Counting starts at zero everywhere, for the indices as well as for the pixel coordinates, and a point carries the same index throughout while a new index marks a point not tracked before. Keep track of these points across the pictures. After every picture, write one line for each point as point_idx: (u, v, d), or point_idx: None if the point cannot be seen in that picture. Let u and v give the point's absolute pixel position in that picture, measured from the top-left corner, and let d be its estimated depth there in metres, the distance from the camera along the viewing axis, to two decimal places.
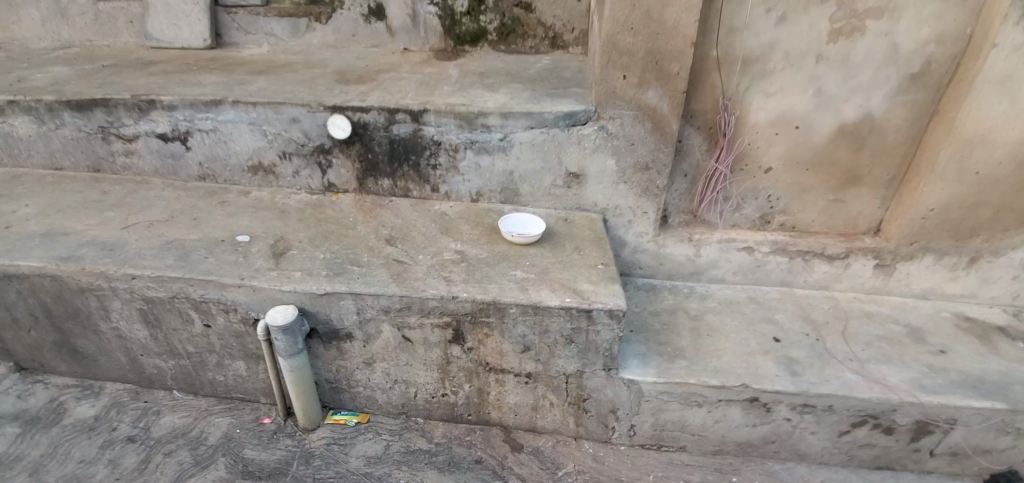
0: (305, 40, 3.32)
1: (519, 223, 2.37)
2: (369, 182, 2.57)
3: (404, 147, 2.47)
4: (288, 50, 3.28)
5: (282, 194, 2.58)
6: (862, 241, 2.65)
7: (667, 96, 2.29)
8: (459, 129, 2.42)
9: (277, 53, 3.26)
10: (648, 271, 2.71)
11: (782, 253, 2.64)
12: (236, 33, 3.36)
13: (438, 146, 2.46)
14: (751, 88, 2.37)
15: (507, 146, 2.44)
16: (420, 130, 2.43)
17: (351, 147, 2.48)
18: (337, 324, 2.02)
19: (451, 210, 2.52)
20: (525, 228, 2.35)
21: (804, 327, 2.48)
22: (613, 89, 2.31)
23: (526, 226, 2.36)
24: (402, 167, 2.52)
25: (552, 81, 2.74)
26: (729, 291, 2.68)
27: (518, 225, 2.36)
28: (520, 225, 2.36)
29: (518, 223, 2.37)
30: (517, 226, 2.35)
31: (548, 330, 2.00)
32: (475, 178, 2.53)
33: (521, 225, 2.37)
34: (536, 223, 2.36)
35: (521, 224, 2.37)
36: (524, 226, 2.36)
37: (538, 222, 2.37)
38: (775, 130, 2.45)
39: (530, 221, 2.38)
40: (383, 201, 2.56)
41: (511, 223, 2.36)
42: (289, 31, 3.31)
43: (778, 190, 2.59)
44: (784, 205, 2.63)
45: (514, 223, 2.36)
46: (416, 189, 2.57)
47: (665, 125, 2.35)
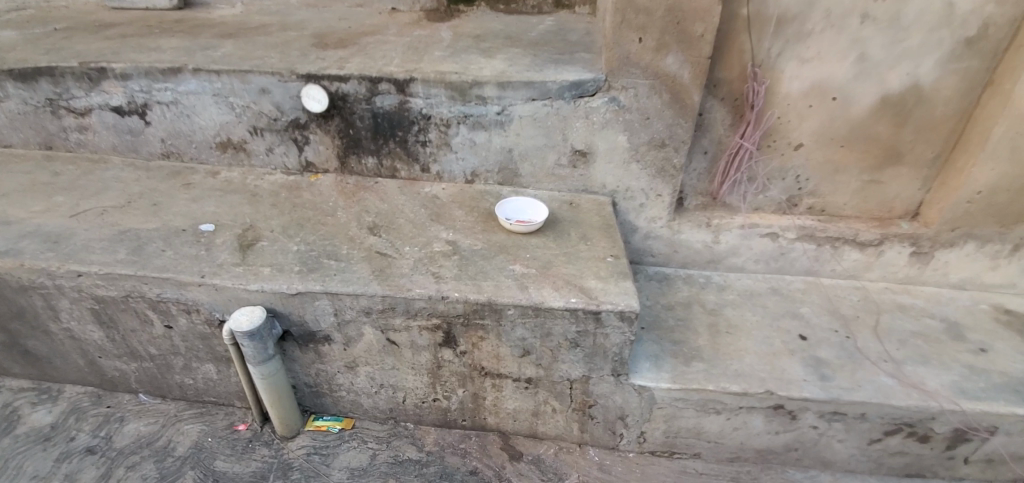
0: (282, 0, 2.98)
1: (517, 209, 2.11)
2: (351, 161, 2.30)
3: (389, 122, 2.19)
4: (264, 11, 2.96)
5: (254, 175, 2.31)
6: (898, 227, 2.38)
7: (688, 63, 1.99)
8: (451, 100, 2.13)
9: (251, 13, 2.93)
10: (661, 259, 2.46)
11: (810, 239, 2.38)
12: None
13: (427, 120, 2.18)
14: (784, 53, 2.06)
15: (505, 121, 2.16)
16: (407, 103, 2.14)
17: (329, 121, 2.20)
18: (313, 326, 1.79)
19: (443, 193, 2.26)
20: (525, 216, 2.09)
21: (832, 321, 2.25)
22: (627, 54, 2.01)
23: (526, 214, 2.10)
24: (388, 144, 2.24)
25: (556, 45, 2.43)
26: (749, 281, 2.44)
27: (516, 212, 2.10)
28: (518, 213, 2.10)
29: (517, 208, 2.12)
30: (515, 213, 2.10)
31: (551, 334, 1.76)
32: (469, 156, 2.25)
33: (520, 212, 2.11)
34: (538, 210, 2.11)
35: (520, 210, 2.12)
36: (524, 213, 2.11)
37: (541, 209, 2.11)
38: (808, 102, 2.16)
39: (532, 208, 2.12)
40: (367, 183, 2.29)
41: (508, 209, 2.10)
42: None
43: (807, 170, 2.32)
44: (814, 186, 2.36)
45: (511, 209, 2.11)
46: (404, 170, 2.30)
47: (685, 96, 2.06)
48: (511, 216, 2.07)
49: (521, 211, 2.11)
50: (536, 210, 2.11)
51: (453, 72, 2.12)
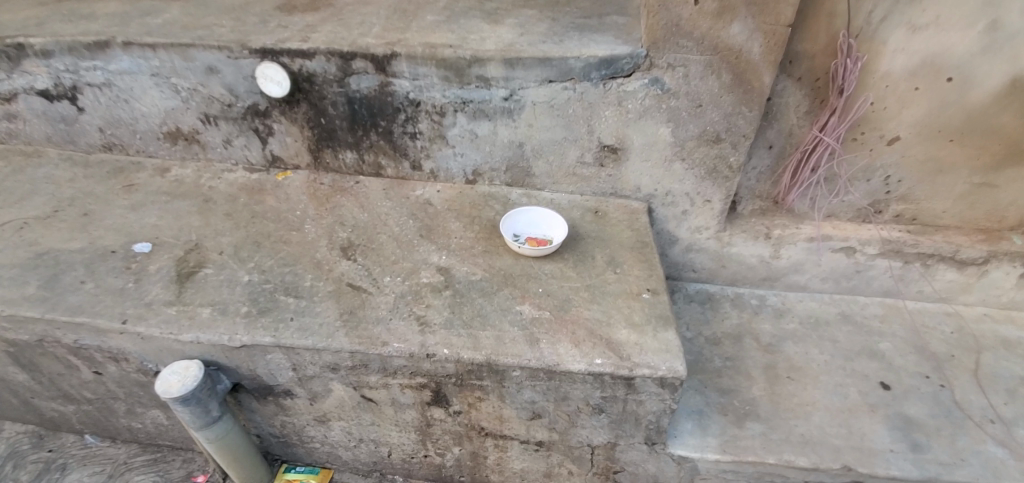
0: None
1: (531, 226, 1.69)
2: (326, 156, 1.87)
3: (369, 109, 1.75)
4: None
5: (211, 172, 1.91)
6: (1009, 242, 1.88)
7: (760, 33, 1.48)
8: (444, 82, 1.67)
9: None
10: (705, 275, 2.02)
11: (895, 255, 1.91)
12: None
13: (415, 107, 1.72)
14: (888, 19, 1.53)
15: (515, 108, 1.69)
16: (389, 86, 1.69)
17: (296, 107, 1.78)
18: (269, 381, 1.43)
19: (437, 197, 1.83)
20: (541, 236, 1.67)
21: (921, 363, 1.80)
22: (677, 21, 1.50)
23: (542, 232, 1.68)
24: (369, 135, 1.81)
25: (581, 5, 1.91)
26: (814, 304, 1.99)
27: (528, 230, 1.69)
28: (531, 231, 1.69)
29: (530, 221, 1.69)
30: (527, 232, 1.68)
31: (568, 398, 1.37)
32: (469, 152, 1.80)
33: (535, 229, 1.69)
34: (558, 228, 1.67)
35: (534, 225, 1.69)
36: (539, 231, 1.69)
37: (561, 227, 1.67)
38: (911, 84, 1.64)
39: (549, 224, 1.69)
40: (345, 184, 1.87)
41: (518, 226, 1.69)
42: None
43: (901, 170, 1.81)
44: (906, 189, 1.86)
45: (522, 224, 1.69)
46: (390, 166, 1.87)
47: (752, 78, 1.56)
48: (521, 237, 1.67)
49: (536, 228, 1.69)
50: (556, 228, 1.68)
51: (446, 45, 1.65)
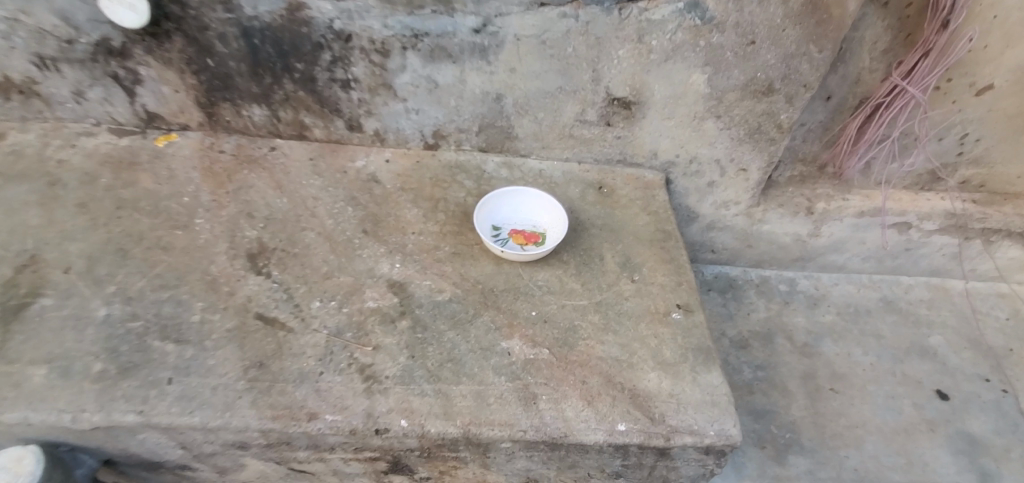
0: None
1: (518, 213, 1.25)
2: (223, 111, 1.32)
3: (275, 44, 1.19)
4: None
5: (63, 138, 1.32)
6: None
7: None
8: (384, 4, 1.12)
9: None
10: (726, 256, 1.63)
11: (955, 232, 1.56)
12: None
13: (344, 43, 1.17)
14: None
15: (488, 45, 1.17)
16: (301, 9, 1.13)
17: (167, 42, 1.21)
18: (151, 457, 1.01)
19: (385, 171, 1.33)
20: (532, 228, 1.23)
21: (978, 362, 1.52)
22: None
23: (533, 223, 1.24)
24: (280, 83, 1.26)
25: None
26: (852, 288, 1.66)
27: (514, 218, 1.25)
28: (519, 220, 1.24)
29: (518, 210, 1.25)
30: (512, 222, 1.24)
31: (576, 466, 1.00)
32: (427, 106, 1.29)
33: (524, 218, 1.25)
34: (556, 218, 1.24)
35: (523, 212, 1.25)
36: (530, 220, 1.25)
37: (559, 217, 1.23)
38: None
39: (543, 211, 1.25)
40: (254, 151, 1.34)
41: (500, 213, 1.24)
42: None
43: (983, 127, 1.41)
44: (983, 150, 1.47)
45: (507, 210, 1.25)
46: (317, 126, 1.34)
47: (831, 3, 1.08)
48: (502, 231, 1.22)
49: (525, 215, 1.25)
50: (552, 217, 1.24)
51: None
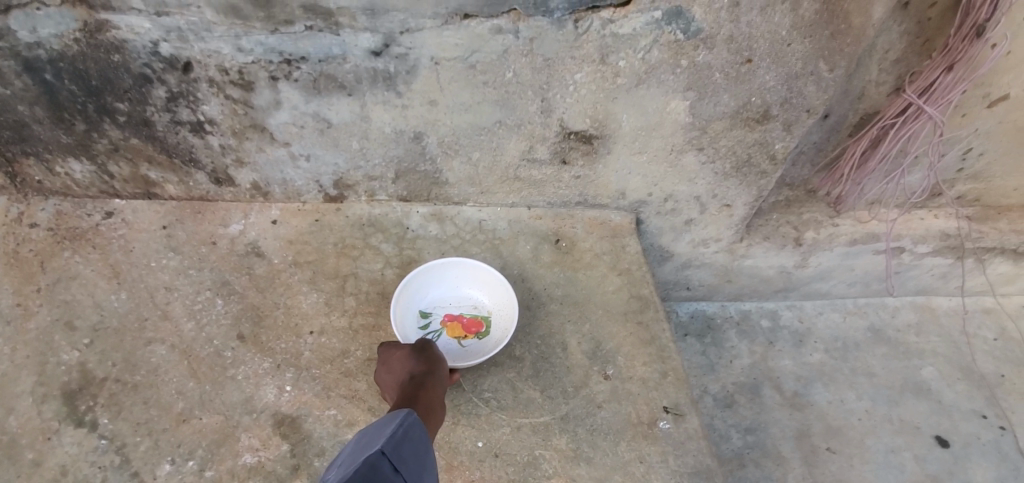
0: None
1: (455, 289, 0.98)
2: (27, 168, 0.94)
3: (77, 78, 0.81)
4: None
5: None
6: None
7: None
8: (231, 19, 0.76)
9: None
10: (702, 293, 1.41)
11: (950, 252, 1.40)
12: None
13: (181, 73, 0.81)
14: None
15: (396, 71, 0.83)
16: (104, 29, 0.76)
17: None
18: None
19: (271, 238, 0.99)
20: (475, 310, 0.97)
21: (974, 395, 1.39)
22: None
23: (475, 302, 0.97)
24: (100, 130, 0.88)
25: None
26: (838, 317, 1.48)
27: (451, 296, 0.98)
28: (457, 298, 0.98)
29: (459, 287, 0.98)
30: (449, 302, 0.97)
31: None
32: (321, 151, 0.94)
33: (464, 295, 0.98)
34: (504, 296, 0.96)
35: (462, 288, 0.98)
36: (472, 297, 0.98)
37: (508, 296, 0.95)
38: None
39: (487, 287, 0.97)
40: (79, 221, 0.97)
41: (433, 292, 0.97)
42: None
43: (989, 141, 1.24)
44: (983, 165, 1.31)
45: (443, 290, 0.98)
46: (167, 181, 0.97)
47: (851, 9, 0.82)
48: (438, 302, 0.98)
49: (465, 291, 0.98)
50: (499, 294, 0.97)
51: None
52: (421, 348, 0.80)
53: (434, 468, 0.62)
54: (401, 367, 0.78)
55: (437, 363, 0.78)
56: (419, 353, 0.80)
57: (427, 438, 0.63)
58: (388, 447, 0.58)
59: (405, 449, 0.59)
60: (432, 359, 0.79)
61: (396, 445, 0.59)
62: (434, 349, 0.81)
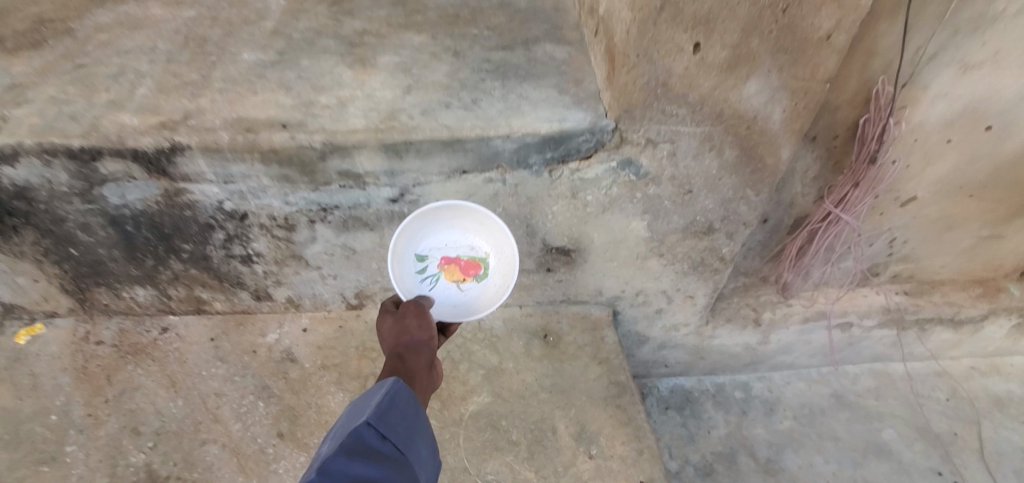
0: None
1: (450, 228, 1.00)
2: (98, 295, 1.13)
3: (154, 229, 1.01)
4: None
5: None
6: (1006, 296, 1.65)
7: (785, 91, 0.93)
8: (282, 184, 0.96)
9: None
10: (678, 368, 1.59)
11: (894, 324, 1.60)
12: None
13: (239, 221, 1.01)
14: (939, 56, 1.06)
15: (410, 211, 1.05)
16: (181, 194, 0.95)
17: (13, 236, 1.00)
18: None
19: (303, 345, 1.17)
20: (471, 250, 1.00)
21: (931, 454, 1.54)
22: (663, 78, 0.89)
23: (472, 243, 1.00)
24: (166, 264, 1.08)
25: (494, 18, 1.21)
26: (804, 386, 1.65)
27: (446, 237, 1.00)
28: (452, 240, 1.00)
29: (453, 229, 1.00)
30: (445, 242, 1.00)
31: None
32: (346, 271, 1.14)
33: (460, 235, 1.00)
34: (500, 239, 0.99)
35: (459, 228, 1.00)
36: (469, 237, 1.00)
37: (504, 240, 0.98)
38: (946, 136, 1.23)
39: (484, 230, 0.99)
40: (140, 337, 1.16)
41: (427, 233, 0.99)
42: None
43: (910, 231, 1.46)
44: (910, 249, 1.53)
45: (439, 232, 1.00)
46: (217, 299, 1.16)
47: (765, 153, 1.03)
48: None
49: (460, 231, 1.00)
50: (495, 236, 0.99)
51: (265, 118, 0.91)
52: (404, 317, 0.87)
53: (421, 425, 0.74)
54: (390, 336, 0.86)
55: (417, 331, 0.85)
56: (404, 322, 0.86)
57: (412, 403, 0.74)
58: (373, 417, 0.70)
59: (389, 417, 0.71)
60: (415, 328, 0.86)
61: (380, 415, 0.71)
62: (416, 315, 0.87)
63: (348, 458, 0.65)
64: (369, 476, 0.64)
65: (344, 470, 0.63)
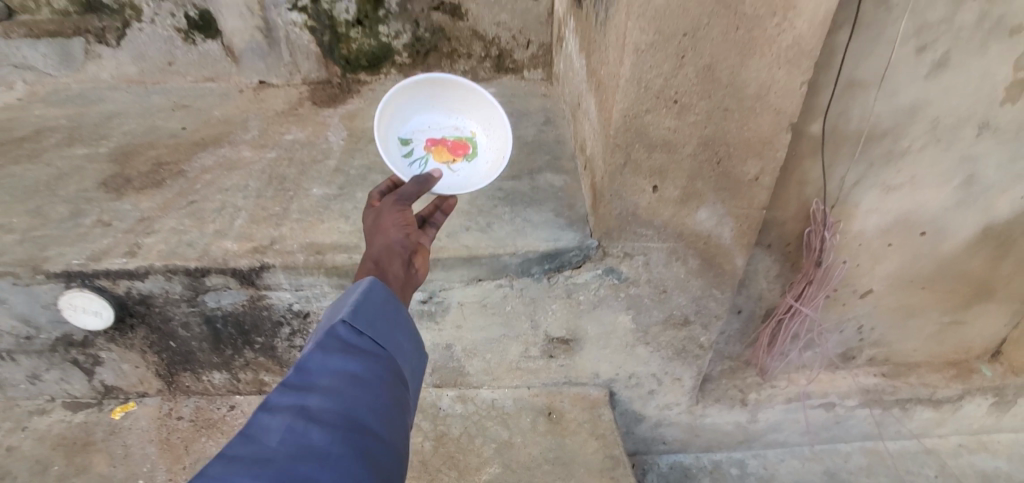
0: (88, 75, 1.84)
1: (435, 114, 1.27)
2: (183, 378, 1.39)
3: (237, 326, 1.28)
4: (54, 95, 1.81)
5: (30, 424, 1.39)
6: (979, 376, 1.80)
7: (730, 217, 1.19)
8: (338, 290, 1.23)
9: (31, 101, 1.79)
10: (676, 445, 1.75)
11: (875, 404, 1.75)
12: None
13: (302, 318, 1.28)
14: (862, 182, 1.32)
15: (436, 310, 1.31)
16: (262, 298, 1.23)
17: (129, 331, 1.28)
18: None
19: None
20: (456, 130, 1.27)
21: None
22: (633, 210, 1.17)
23: (455, 124, 1.27)
24: (240, 352, 1.34)
25: (506, 151, 1.52)
26: (797, 463, 1.79)
27: (433, 122, 1.27)
28: (438, 124, 1.27)
29: (437, 114, 1.27)
30: (433, 126, 1.26)
31: None
32: None
33: (444, 119, 1.27)
34: (477, 116, 1.27)
35: (443, 115, 1.27)
36: (450, 119, 1.28)
37: (481, 115, 1.27)
38: (887, 240, 1.46)
39: (463, 111, 1.28)
40: (212, 413, 1.40)
41: (417, 119, 1.25)
42: (53, 60, 1.82)
43: (874, 318, 1.65)
44: (879, 334, 1.70)
45: (426, 118, 1.26)
46: (276, 381, 1.40)
47: (723, 262, 1.27)
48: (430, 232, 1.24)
49: (444, 116, 1.27)
50: (473, 116, 1.28)
51: (330, 242, 1.20)
52: (381, 218, 0.95)
53: (398, 320, 0.80)
54: (372, 231, 0.95)
55: (393, 231, 0.93)
56: (382, 223, 0.94)
57: (385, 299, 0.80)
58: (348, 315, 0.75)
59: (363, 314, 0.76)
60: (390, 227, 0.94)
61: (354, 313, 0.76)
62: (393, 216, 0.95)
63: (324, 352, 0.71)
64: (346, 366, 0.70)
65: (322, 362, 0.69)
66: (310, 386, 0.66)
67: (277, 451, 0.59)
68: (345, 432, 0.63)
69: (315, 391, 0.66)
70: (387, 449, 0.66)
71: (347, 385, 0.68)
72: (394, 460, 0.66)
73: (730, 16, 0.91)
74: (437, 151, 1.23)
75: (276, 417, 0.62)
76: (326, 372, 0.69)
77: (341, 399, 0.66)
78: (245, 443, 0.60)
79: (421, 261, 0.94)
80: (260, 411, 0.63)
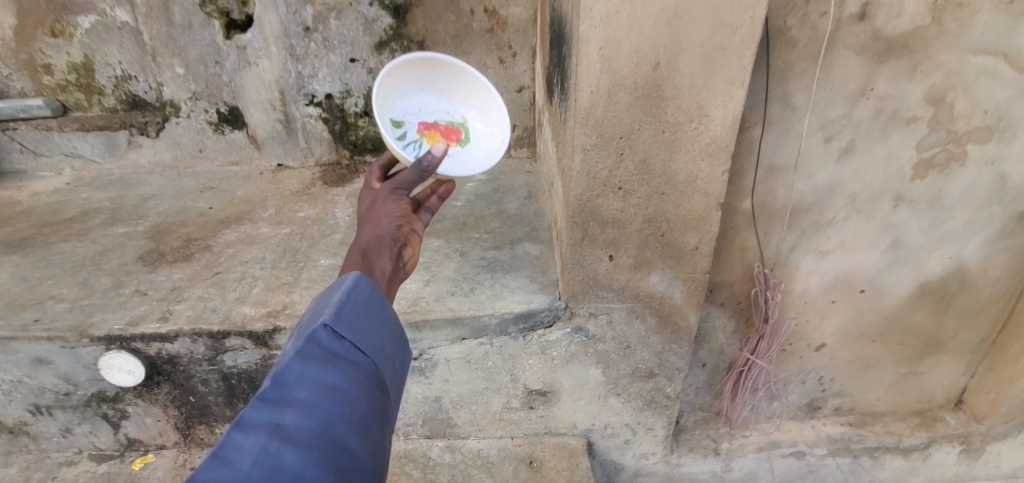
0: (129, 161, 2.11)
1: (427, 99, 1.41)
2: (198, 430, 1.55)
3: (249, 382, 1.45)
4: (99, 179, 2.08)
5: (58, 474, 1.54)
6: (943, 424, 1.90)
7: (679, 281, 1.37)
8: None
9: (79, 185, 2.05)
10: None
11: (844, 452, 1.85)
12: (20, 156, 2.11)
13: None
14: (797, 247, 1.52)
15: (426, 366, 1.48)
16: (273, 357, 1.41)
17: (155, 387, 1.45)
18: None
19: None
20: (448, 115, 1.42)
21: None
22: (593, 276, 1.36)
23: (446, 109, 1.43)
24: None
25: (491, 224, 1.74)
26: None
27: (426, 107, 1.41)
28: (430, 109, 1.41)
29: (427, 98, 1.41)
30: (426, 110, 1.40)
31: None
32: None
33: (437, 104, 1.42)
34: (466, 103, 1.44)
35: (435, 101, 1.42)
36: (441, 104, 1.43)
37: (469, 101, 1.44)
38: (830, 297, 1.63)
39: (454, 98, 1.43)
40: None
41: (411, 103, 1.39)
42: (101, 149, 2.10)
43: (832, 369, 1.79)
44: (840, 385, 1.84)
45: (419, 101, 1.40)
46: None
47: (677, 319, 1.44)
48: (420, 296, 1.43)
49: (435, 102, 1.42)
50: (463, 102, 1.44)
51: None
52: (376, 209, 1.10)
53: (376, 327, 0.92)
54: (371, 213, 1.10)
55: (385, 225, 1.07)
56: (379, 212, 1.09)
57: (369, 297, 0.93)
58: (330, 320, 0.86)
59: (343, 321, 0.87)
60: (383, 218, 1.08)
61: (334, 320, 0.86)
62: (387, 209, 1.09)
63: (303, 362, 0.80)
64: (323, 378, 0.80)
65: (298, 376, 0.78)
66: (287, 400, 0.76)
67: (249, 473, 0.67)
68: (318, 446, 0.73)
69: (292, 405, 0.75)
70: (357, 455, 0.76)
71: (324, 396, 0.78)
72: (361, 467, 0.76)
73: (656, 123, 1.15)
74: (431, 135, 1.37)
75: (250, 437, 0.70)
76: (303, 383, 0.78)
77: (317, 411, 0.76)
78: (221, 465, 0.67)
79: (409, 253, 1.08)
80: (237, 429, 0.71)
